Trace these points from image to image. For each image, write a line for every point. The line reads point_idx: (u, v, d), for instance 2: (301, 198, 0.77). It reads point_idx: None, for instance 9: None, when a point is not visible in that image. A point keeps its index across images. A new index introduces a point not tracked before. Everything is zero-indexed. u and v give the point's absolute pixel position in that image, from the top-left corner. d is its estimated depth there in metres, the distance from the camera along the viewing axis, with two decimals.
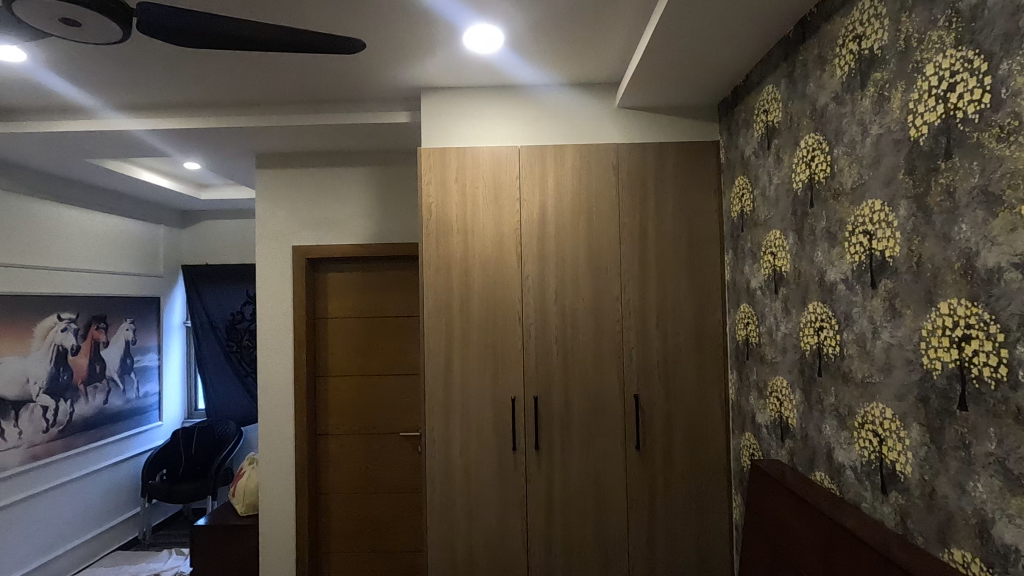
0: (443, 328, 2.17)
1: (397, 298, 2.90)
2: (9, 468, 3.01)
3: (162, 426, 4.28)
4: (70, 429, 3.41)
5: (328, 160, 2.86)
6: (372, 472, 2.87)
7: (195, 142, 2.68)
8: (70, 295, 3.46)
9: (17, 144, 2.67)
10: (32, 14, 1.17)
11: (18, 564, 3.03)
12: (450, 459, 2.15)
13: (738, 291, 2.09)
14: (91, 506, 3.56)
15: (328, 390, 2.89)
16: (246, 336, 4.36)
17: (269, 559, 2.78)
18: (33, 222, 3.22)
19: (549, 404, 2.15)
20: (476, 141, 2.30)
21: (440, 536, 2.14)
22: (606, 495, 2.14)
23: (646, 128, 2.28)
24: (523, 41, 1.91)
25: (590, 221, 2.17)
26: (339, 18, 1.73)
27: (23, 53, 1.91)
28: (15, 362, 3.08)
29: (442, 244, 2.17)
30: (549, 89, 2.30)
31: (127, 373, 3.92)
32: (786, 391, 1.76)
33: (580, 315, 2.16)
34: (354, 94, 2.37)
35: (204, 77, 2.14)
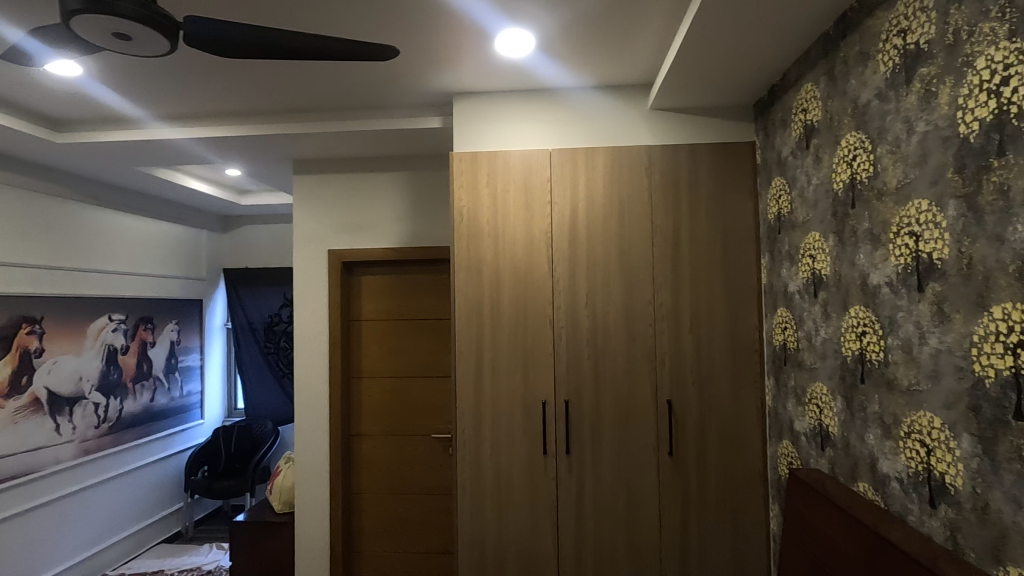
0: (474, 332, 2.18)
1: (428, 301, 2.93)
2: (63, 461, 3.16)
3: (203, 424, 4.43)
4: (119, 425, 3.57)
5: (362, 165, 2.92)
6: (403, 472, 2.91)
7: (235, 149, 2.78)
8: (120, 297, 3.62)
9: (74, 154, 2.82)
10: (87, 29, 1.23)
11: (70, 553, 3.17)
12: (480, 461, 2.16)
13: (775, 294, 2.03)
14: (137, 500, 3.71)
15: (361, 391, 2.94)
16: (283, 338, 4.49)
17: (304, 556, 2.84)
18: (87, 227, 3.38)
19: (580, 408, 2.14)
20: (507, 144, 2.31)
21: (470, 538, 2.15)
22: (638, 501, 2.11)
23: (679, 130, 2.26)
24: (554, 43, 1.91)
25: (622, 223, 2.15)
26: (375, 25, 1.76)
27: (79, 67, 2.02)
28: (69, 360, 3.24)
29: (473, 246, 2.18)
30: (580, 93, 2.30)
31: (172, 373, 4.08)
32: (826, 399, 1.70)
33: (611, 317, 2.14)
34: (389, 101, 2.41)
35: (245, 86, 2.21)
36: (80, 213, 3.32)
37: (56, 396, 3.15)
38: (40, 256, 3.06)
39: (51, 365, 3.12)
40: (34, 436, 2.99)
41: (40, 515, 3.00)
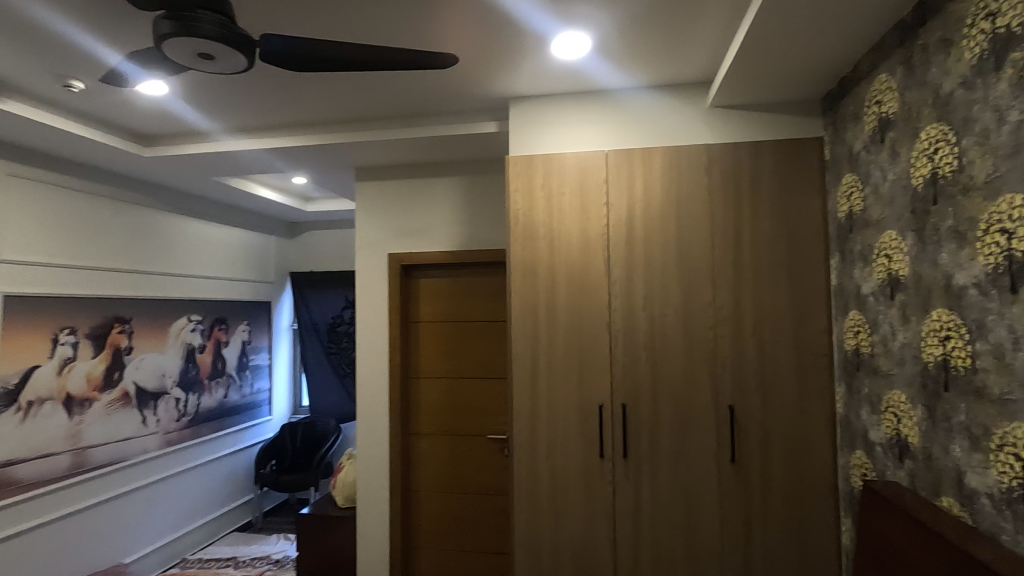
0: (530, 335, 2.19)
1: (484, 303, 2.97)
2: (149, 451, 3.41)
3: (271, 420, 4.66)
4: (197, 419, 3.81)
5: (420, 171, 3.00)
6: (460, 472, 2.95)
7: (302, 158, 2.92)
8: (198, 299, 3.87)
9: (159, 166, 3.04)
10: (176, 51, 1.33)
11: (153, 537, 3.41)
12: (536, 463, 2.16)
13: (847, 297, 1.93)
14: (212, 490, 3.94)
15: (419, 391, 3.02)
16: (345, 339, 4.67)
17: (365, 549, 2.93)
18: (170, 234, 3.64)
19: (638, 412, 2.11)
20: (562, 148, 2.32)
21: (526, 540, 2.16)
22: (699, 508, 2.06)
23: (740, 127, 2.20)
24: (611, 43, 1.89)
25: (680, 224, 2.11)
26: (435, 35, 1.82)
27: (165, 86, 2.18)
28: (154, 358, 3.49)
29: (529, 248, 2.20)
30: (636, 93, 2.28)
31: (243, 370, 4.31)
32: (904, 407, 1.60)
33: (669, 320, 2.10)
34: (446, 107, 2.47)
35: (311, 97, 2.32)
36: (164, 221, 3.58)
37: (143, 390, 3.40)
38: (130, 260, 3.33)
39: (139, 362, 3.37)
40: (123, 427, 3.24)
41: (127, 501, 3.24)
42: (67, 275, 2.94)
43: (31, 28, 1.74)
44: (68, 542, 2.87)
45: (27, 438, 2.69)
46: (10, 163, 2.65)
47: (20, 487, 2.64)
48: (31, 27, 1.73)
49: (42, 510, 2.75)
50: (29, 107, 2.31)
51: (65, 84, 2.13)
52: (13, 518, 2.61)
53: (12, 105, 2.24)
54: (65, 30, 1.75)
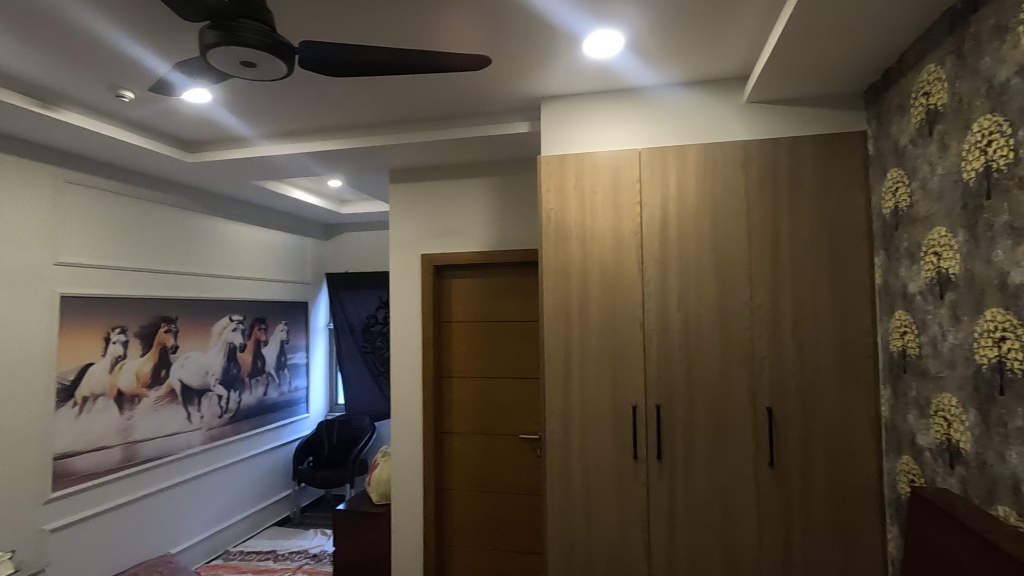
0: (562, 334, 2.18)
1: (516, 303, 2.98)
2: (193, 446, 3.53)
3: (309, 417, 4.77)
4: (238, 416, 3.93)
5: (452, 172, 3.03)
6: (492, 471, 2.97)
7: (339, 161, 2.98)
8: (239, 299, 4.00)
9: (203, 171, 3.16)
10: (221, 60, 1.38)
11: (198, 529, 3.54)
12: (569, 463, 2.16)
13: (893, 296, 1.87)
14: (253, 485, 4.06)
15: (452, 390, 3.04)
16: (379, 338, 4.75)
17: (400, 546, 2.98)
18: (213, 236, 3.77)
19: (672, 413, 2.08)
20: (595, 147, 2.31)
21: (559, 540, 2.15)
22: (735, 512, 2.02)
23: (778, 123, 2.15)
24: (645, 41, 1.88)
25: (716, 222, 2.07)
26: (468, 38, 1.84)
27: (208, 94, 2.26)
28: (198, 356, 3.62)
29: (562, 247, 2.19)
30: (670, 90, 2.25)
31: (282, 369, 4.43)
32: (955, 411, 1.54)
33: (704, 320, 2.07)
34: (479, 108, 2.49)
35: (347, 101, 2.37)
36: (207, 224, 3.71)
37: (188, 387, 3.53)
38: (177, 262, 3.47)
39: (184, 360, 3.50)
40: (170, 423, 3.37)
41: (173, 494, 3.36)
42: (118, 276, 3.08)
43: (87, 41, 1.83)
44: (118, 532, 3.00)
45: (82, 431, 2.83)
46: (66, 170, 2.79)
47: (76, 478, 2.78)
48: (87, 40, 1.82)
49: (95, 501, 2.88)
50: (83, 117, 2.43)
51: (117, 94, 2.23)
52: (69, 507, 2.75)
53: (68, 115, 2.36)
54: (120, 42, 1.84)
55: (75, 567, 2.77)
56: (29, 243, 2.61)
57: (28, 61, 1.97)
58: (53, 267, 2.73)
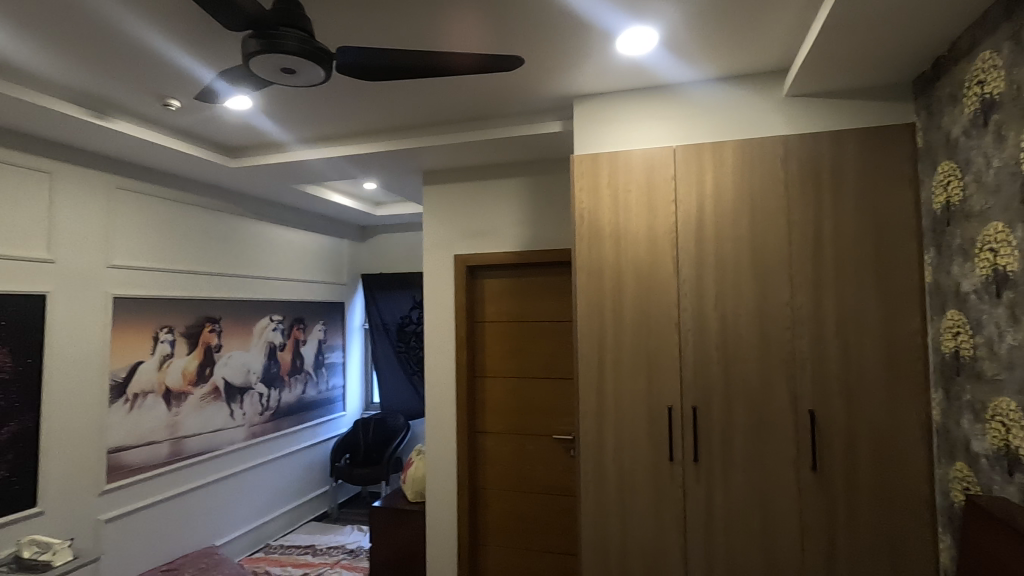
0: (596, 334, 2.17)
1: (549, 303, 2.97)
2: (236, 442, 3.65)
3: (345, 416, 4.87)
4: (278, 413, 4.05)
5: (485, 173, 3.05)
6: (526, 471, 2.97)
7: (373, 164, 3.03)
8: (279, 300, 4.11)
9: (245, 176, 3.26)
10: (262, 67, 1.42)
11: (240, 523, 3.66)
12: (603, 465, 2.14)
13: (944, 295, 1.79)
14: (292, 481, 4.17)
15: (485, 390, 3.06)
16: (413, 338, 4.82)
17: (435, 543, 3.01)
18: (254, 239, 3.88)
19: (709, 415, 2.04)
20: (628, 145, 2.28)
21: (593, 542, 2.14)
22: (776, 518, 1.96)
23: (821, 116, 2.08)
24: (680, 36, 1.85)
25: (754, 220, 2.02)
26: (500, 39, 1.85)
27: (250, 102, 2.33)
28: (240, 355, 3.74)
29: (595, 247, 2.18)
30: (706, 85, 2.21)
31: (319, 368, 4.54)
32: (1015, 416, 1.47)
33: (742, 320, 2.02)
34: (511, 109, 2.49)
35: (382, 105, 2.41)
36: (249, 227, 3.83)
37: (231, 385, 3.65)
38: (220, 264, 3.58)
39: (227, 358, 3.62)
40: (214, 419, 3.49)
41: (217, 488, 3.48)
42: (166, 278, 3.21)
43: (138, 52, 1.92)
44: (167, 524, 3.13)
45: (133, 426, 2.96)
46: (117, 177, 2.92)
47: (128, 471, 2.91)
48: (138, 51, 1.90)
49: (145, 493, 3.01)
50: (134, 126, 2.54)
51: (164, 103, 2.32)
52: (121, 499, 2.88)
53: (120, 124, 2.47)
54: (171, 53, 1.92)
55: (127, 556, 2.90)
56: (85, 247, 2.74)
57: (83, 73, 2.07)
58: (106, 269, 2.86)
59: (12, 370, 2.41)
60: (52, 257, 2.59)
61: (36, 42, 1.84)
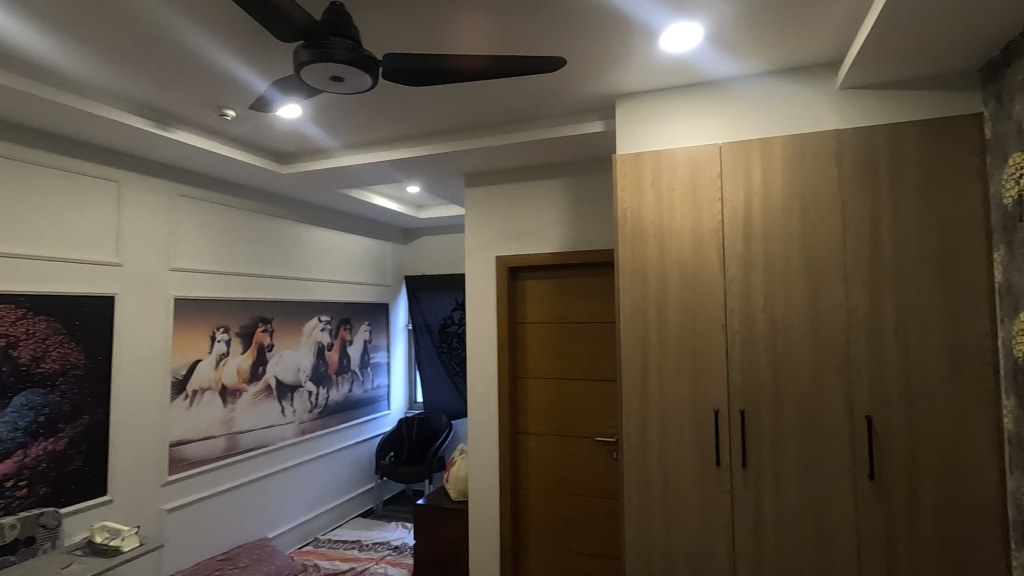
0: (640, 336, 2.14)
1: (591, 304, 2.95)
2: (287, 438, 3.78)
3: (390, 414, 4.97)
4: (326, 411, 4.17)
5: (527, 175, 3.06)
6: (568, 472, 2.96)
7: (417, 168, 3.09)
8: (327, 301, 4.24)
9: (295, 181, 3.38)
10: (313, 76, 1.47)
11: (291, 517, 3.79)
12: (647, 468, 2.11)
13: (1016, 295, 1.68)
14: (340, 477, 4.29)
15: (527, 391, 3.07)
16: (455, 339, 4.87)
17: (477, 542, 3.04)
18: (304, 242, 4.02)
19: (758, 419, 1.98)
20: (672, 144, 2.25)
21: (637, 546, 2.11)
22: (830, 527, 1.88)
23: (876, 109, 2.00)
24: (727, 31, 1.80)
25: (806, 218, 1.95)
26: (542, 40, 1.85)
27: (299, 110, 2.42)
28: (291, 354, 3.87)
29: (638, 248, 2.15)
30: (755, 80, 2.15)
31: (365, 367, 4.65)
32: None
33: (793, 322, 1.95)
34: (553, 110, 2.49)
35: (425, 109, 2.45)
36: (299, 231, 3.97)
37: (282, 383, 3.78)
38: (272, 267, 3.72)
39: (279, 357, 3.76)
40: (267, 416, 3.63)
41: (270, 482, 3.62)
42: (222, 281, 3.36)
43: (199, 65, 2.02)
44: (223, 515, 3.28)
45: (193, 421, 3.11)
46: (178, 185, 3.09)
47: (188, 464, 3.07)
48: (199, 64, 2.01)
49: (204, 485, 3.16)
50: (193, 135, 2.67)
51: (221, 112, 2.44)
52: (182, 490, 3.03)
53: (180, 134, 2.60)
54: (229, 65, 2.02)
55: (187, 544, 3.05)
56: (149, 251, 2.90)
57: (148, 86, 2.20)
58: (169, 272, 3.02)
59: (85, 366, 2.58)
60: (120, 260, 2.75)
61: (106, 58, 1.96)
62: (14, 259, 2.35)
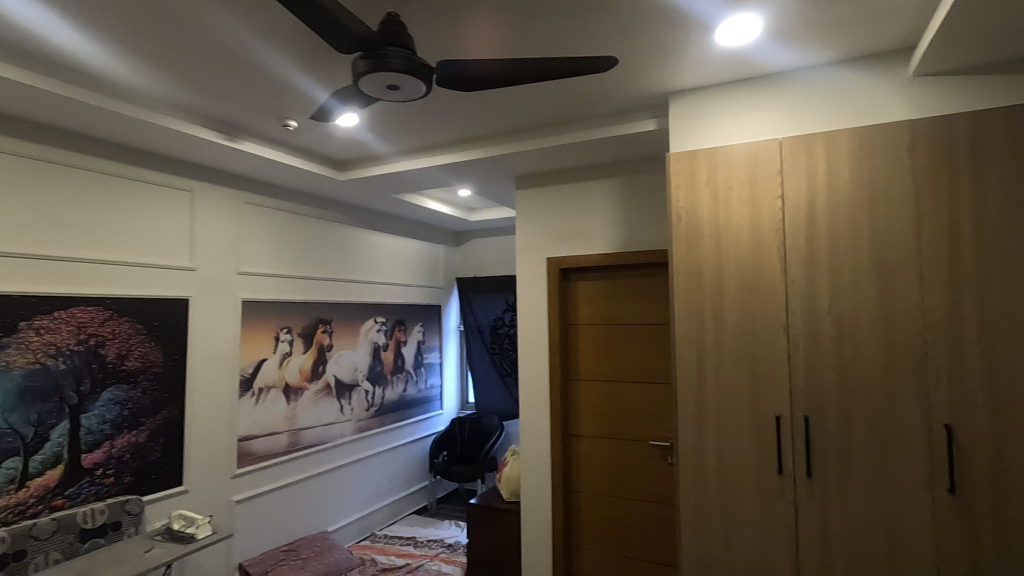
0: (696, 337, 2.09)
1: (644, 305, 2.90)
2: (346, 435, 3.92)
3: (442, 414, 5.06)
4: (382, 410, 4.29)
5: (577, 175, 3.05)
6: (621, 476, 2.92)
7: (469, 171, 3.13)
8: (383, 303, 4.36)
9: (352, 187, 3.50)
10: (370, 85, 1.52)
11: (349, 511, 3.92)
12: (704, 475, 2.05)
13: None
14: (395, 474, 4.40)
15: (579, 393, 3.05)
16: (506, 340, 4.90)
17: (529, 543, 3.05)
18: (360, 245, 4.15)
19: (824, 426, 1.89)
20: (729, 140, 2.18)
21: (694, 553, 2.05)
22: (905, 542, 1.77)
23: (955, 97, 1.87)
24: (786, 21, 1.74)
25: (875, 214, 1.85)
26: (593, 39, 1.84)
27: (356, 118, 2.51)
28: (349, 354, 4.00)
29: (693, 248, 2.10)
30: (818, 70, 2.06)
31: (419, 368, 4.75)
32: None
33: (862, 324, 1.85)
34: (604, 109, 2.47)
35: (476, 113, 2.48)
36: (356, 234, 4.10)
37: (341, 382, 3.92)
38: (331, 270, 3.86)
39: (338, 357, 3.90)
40: (327, 413, 3.77)
41: (329, 477, 3.75)
42: (285, 283, 3.52)
43: (264, 79, 2.13)
44: (287, 508, 3.43)
45: (259, 418, 3.27)
46: (245, 193, 3.26)
47: (255, 458, 3.23)
48: (264, 77, 2.11)
49: (269, 479, 3.32)
50: (258, 145, 2.81)
51: (284, 123, 2.56)
52: (250, 483, 3.20)
53: (247, 145, 2.75)
54: (292, 77, 2.12)
55: (255, 534, 3.22)
56: (219, 256, 3.08)
57: (218, 100, 2.34)
58: (237, 275, 3.19)
59: (163, 364, 2.76)
60: (193, 265, 2.94)
61: (181, 75, 2.10)
62: (101, 265, 2.55)
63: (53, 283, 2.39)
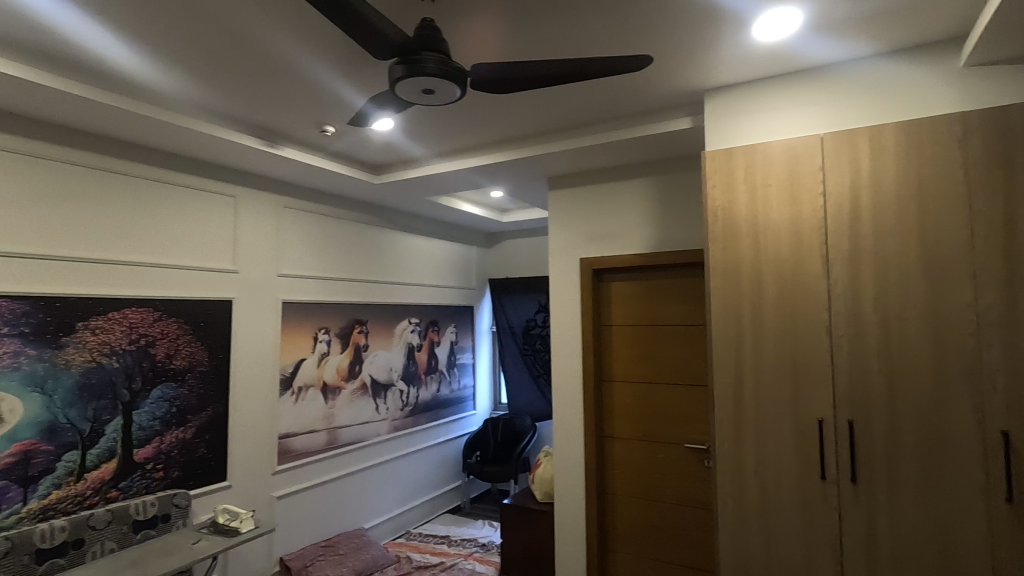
0: (733, 338, 2.05)
1: (680, 306, 2.86)
2: (381, 434, 3.99)
3: (475, 414, 5.09)
4: (416, 409, 4.35)
5: (611, 175, 3.03)
6: (656, 479, 2.88)
7: (501, 173, 3.15)
8: (417, 304, 4.42)
9: (387, 190, 3.56)
10: (406, 90, 1.54)
11: (385, 509, 3.98)
12: (743, 479, 2.01)
13: None
14: (429, 473, 4.45)
15: (613, 394, 3.02)
16: (539, 341, 4.90)
17: (563, 544, 3.04)
18: (395, 247, 4.21)
19: (870, 431, 1.82)
20: (767, 136, 2.14)
21: (732, 559, 2.01)
22: (958, 553, 1.70)
23: (1012, 87, 1.78)
24: (828, 15, 1.69)
25: (924, 211, 1.78)
26: (626, 38, 1.83)
27: (391, 122, 2.55)
28: (384, 354, 4.07)
29: (731, 247, 2.06)
30: (861, 63, 1.99)
31: (452, 368, 4.79)
32: None
33: (911, 325, 1.78)
34: (638, 108, 2.44)
35: (509, 114, 2.49)
36: (390, 236, 4.17)
37: (377, 382, 3.99)
38: (366, 271, 3.94)
39: (373, 357, 3.97)
40: (363, 412, 3.84)
41: (365, 475, 3.82)
42: (323, 285, 3.60)
43: (304, 86, 2.19)
44: (325, 504, 3.51)
45: (299, 416, 3.36)
46: (285, 197, 3.36)
47: (295, 455, 3.32)
48: (304, 84, 2.17)
49: (308, 475, 3.41)
50: (297, 150, 2.89)
51: (322, 129, 2.63)
52: (290, 479, 3.29)
53: (286, 151, 2.83)
54: (330, 84, 2.17)
55: (294, 529, 3.31)
56: (260, 259, 3.18)
57: (260, 107, 2.42)
58: (277, 277, 3.28)
59: (209, 363, 2.87)
60: (236, 268, 3.04)
61: (225, 84, 2.18)
62: (151, 267, 2.67)
63: (108, 285, 2.51)
